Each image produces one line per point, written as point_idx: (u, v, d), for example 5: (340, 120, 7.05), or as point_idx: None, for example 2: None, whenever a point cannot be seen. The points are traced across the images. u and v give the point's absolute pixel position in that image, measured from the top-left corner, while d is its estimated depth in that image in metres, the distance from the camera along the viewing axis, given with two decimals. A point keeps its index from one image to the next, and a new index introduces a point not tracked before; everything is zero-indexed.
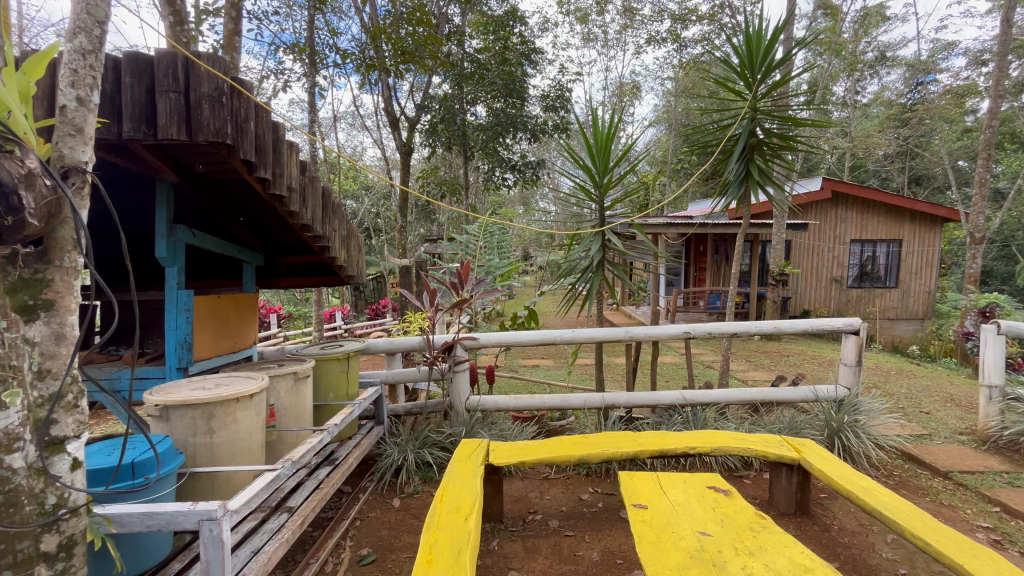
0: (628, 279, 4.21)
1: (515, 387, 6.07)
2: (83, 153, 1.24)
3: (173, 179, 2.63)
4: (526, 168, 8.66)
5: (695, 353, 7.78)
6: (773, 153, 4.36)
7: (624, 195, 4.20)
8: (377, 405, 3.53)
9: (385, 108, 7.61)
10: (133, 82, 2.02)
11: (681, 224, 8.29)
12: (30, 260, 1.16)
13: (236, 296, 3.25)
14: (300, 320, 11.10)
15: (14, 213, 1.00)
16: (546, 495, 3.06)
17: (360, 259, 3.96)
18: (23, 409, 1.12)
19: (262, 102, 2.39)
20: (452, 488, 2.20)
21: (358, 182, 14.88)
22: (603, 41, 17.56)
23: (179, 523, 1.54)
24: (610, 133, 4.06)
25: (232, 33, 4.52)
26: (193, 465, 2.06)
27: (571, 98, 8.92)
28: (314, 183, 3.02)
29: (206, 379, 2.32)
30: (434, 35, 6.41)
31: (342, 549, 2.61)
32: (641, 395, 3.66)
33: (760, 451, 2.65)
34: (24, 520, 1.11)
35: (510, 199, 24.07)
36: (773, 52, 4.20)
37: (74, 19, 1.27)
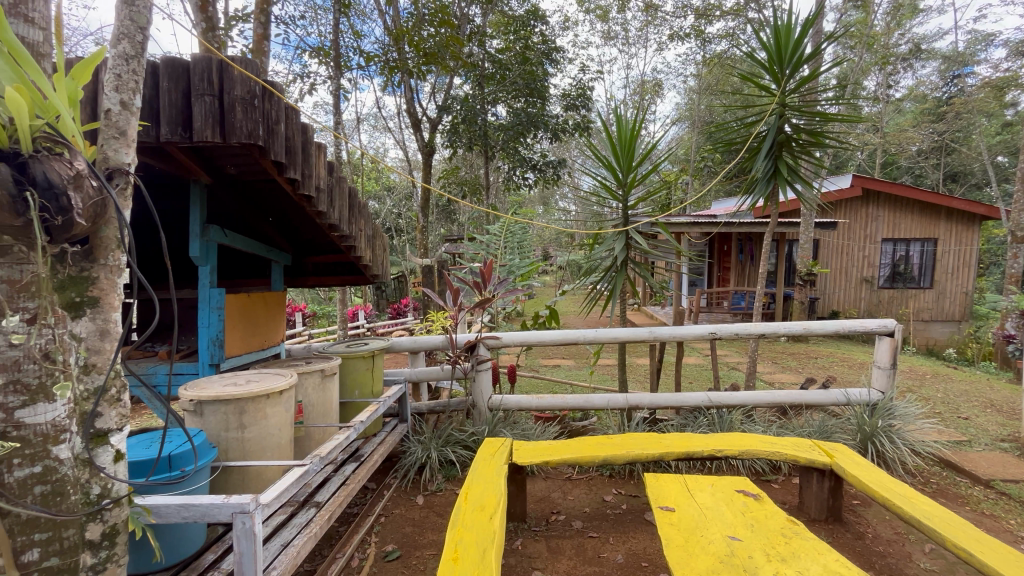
0: (652, 278, 4.16)
1: (536, 387, 6.06)
2: (126, 155, 1.28)
3: (206, 181, 2.71)
4: (546, 167, 8.63)
5: (720, 355, 7.63)
6: (802, 150, 4.24)
7: (648, 194, 4.14)
8: (401, 403, 3.56)
9: (407, 109, 7.69)
10: (170, 87, 2.09)
11: (705, 223, 8.16)
12: (77, 259, 1.19)
13: (265, 295, 3.33)
14: (324, 319, 11.31)
15: (64, 213, 1.04)
16: (569, 496, 3.04)
17: (384, 258, 4.01)
18: (70, 402, 1.16)
19: (292, 104, 2.44)
20: (477, 487, 2.21)
21: (380, 183, 15.08)
22: (625, 39, 17.40)
23: (213, 515, 1.58)
24: (633, 131, 4.00)
25: (261, 37, 4.63)
26: (225, 459, 2.11)
27: (592, 97, 8.85)
28: (341, 183, 3.07)
29: (237, 375, 2.38)
30: (456, 36, 6.45)
31: (367, 544, 2.64)
32: (666, 397, 3.61)
33: (790, 455, 2.58)
34: (70, 509, 1.15)
35: (530, 199, 24.07)
36: (802, 46, 4.09)
37: (118, 26, 1.32)
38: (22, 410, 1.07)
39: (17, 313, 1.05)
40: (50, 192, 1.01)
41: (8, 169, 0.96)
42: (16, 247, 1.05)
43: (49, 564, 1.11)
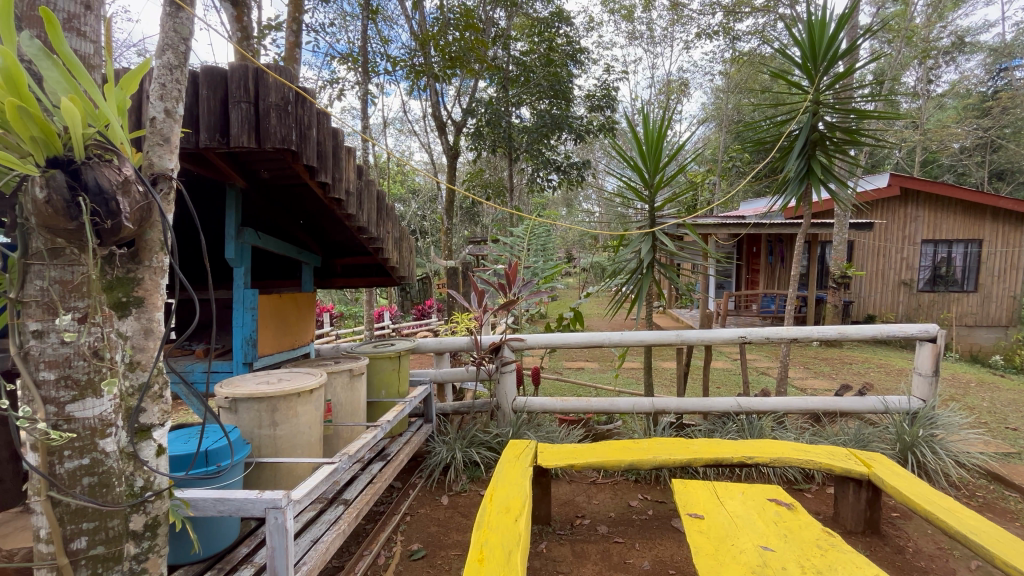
0: (678, 280, 4.09)
1: (560, 389, 6.03)
2: (169, 161, 1.33)
3: (241, 185, 2.80)
4: (571, 169, 8.57)
5: (750, 360, 7.44)
6: (836, 148, 4.10)
7: (675, 195, 4.06)
8: (426, 403, 3.60)
9: (433, 112, 7.78)
10: (209, 95, 2.17)
11: (733, 224, 7.99)
12: (124, 261, 1.25)
13: (296, 296, 3.41)
14: (351, 319, 11.53)
15: (113, 217, 1.08)
16: (594, 500, 3.02)
17: (410, 259, 4.05)
18: (115, 398, 1.22)
19: (324, 109, 2.49)
20: (501, 489, 2.21)
21: (405, 186, 15.32)
22: (650, 38, 17.18)
23: (248, 510, 1.63)
24: (661, 131, 3.94)
25: (293, 45, 4.76)
26: (258, 455, 2.17)
27: (618, 98, 8.76)
28: (370, 187, 3.13)
29: (270, 374, 2.44)
30: (481, 39, 6.49)
31: (393, 543, 2.67)
32: (693, 401, 3.54)
33: (825, 464, 2.50)
34: (115, 500, 1.20)
35: (553, 201, 24.01)
36: (837, 42, 3.97)
37: (163, 37, 1.39)
38: (72, 404, 1.13)
39: (69, 312, 1.11)
40: (101, 197, 1.05)
41: (64, 176, 1.02)
42: (69, 249, 1.10)
43: (95, 553, 1.16)
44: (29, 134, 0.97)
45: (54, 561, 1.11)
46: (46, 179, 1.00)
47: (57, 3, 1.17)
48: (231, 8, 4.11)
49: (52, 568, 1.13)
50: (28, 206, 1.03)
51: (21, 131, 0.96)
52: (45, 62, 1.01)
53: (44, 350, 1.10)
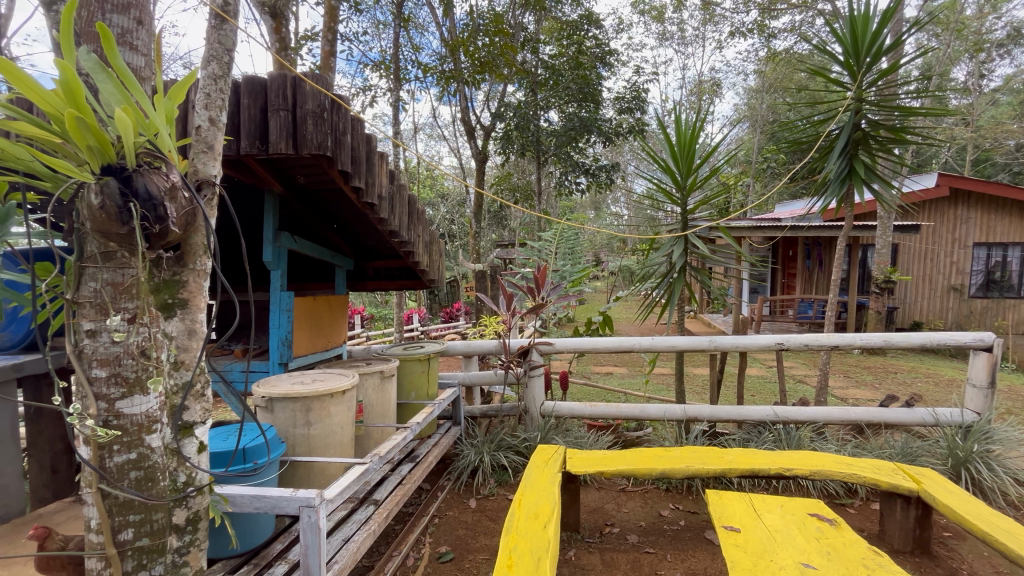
0: (711, 285, 3.99)
1: (588, 394, 5.96)
2: (213, 168, 1.38)
3: (279, 191, 2.88)
4: (600, 172, 8.48)
5: (786, 367, 7.19)
6: (880, 147, 3.91)
7: (708, 198, 3.96)
8: (455, 406, 3.61)
9: (462, 117, 7.87)
10: (250, 104, 2.25)
11: (769, 226, 7.75)
12: (170, 264, 1.30)
13: (329, 298, 3.49)
14: (380, 322, 11.75)
15: (161, 222, 1.13)
16: (624, 508, 2.96)
17: (440, 263, 4.10)
18: (161, 395, 1.26)
19: (357, 116, 2.54)
20: (530, 495, 2.19)
21: (434, 190, 15.54)
22: (681, 39, 16.92)
23: (282, 507, 1.66)
24: (693, 132, 3.86)
25: (328, 54, 4.89)
26: (293, 454, 2.22)
27: (648, 99, 8.63)
28: (402, 191, 3.18)
29: (304, 374, 2.50)
30: (510, 44, 6.53)
31: (422, 544, 2.69)
32: (727, 409, 3.44)
33: (870, 478, 2.38)
34: (160, 494, 1.24)
35: (582, 204, 23.87)
36: (881, 37, 3.80)
37: (209, 49, 1.46)
38: (121, 401, 1.18)
39: (119, 313, 1.16)
40: (150, 203, 1.10)
41: (116, 183, 1.07)
42: (120, 253, 1.15)
43: (141, 544, 1.21)
44: (85, 144, 1.02)
45: (104, 550, 1.17)
46: (100, 186, 1.05)
47: (113, 19, 1.26)
48: (270, 20, 4.27)
49: (102, 557, 1.19)
50: (84, 212, 1.08)
51: (79, 141, 1.01)
52: (101, 75, 1.05)
53: (96, 349, 1.15)
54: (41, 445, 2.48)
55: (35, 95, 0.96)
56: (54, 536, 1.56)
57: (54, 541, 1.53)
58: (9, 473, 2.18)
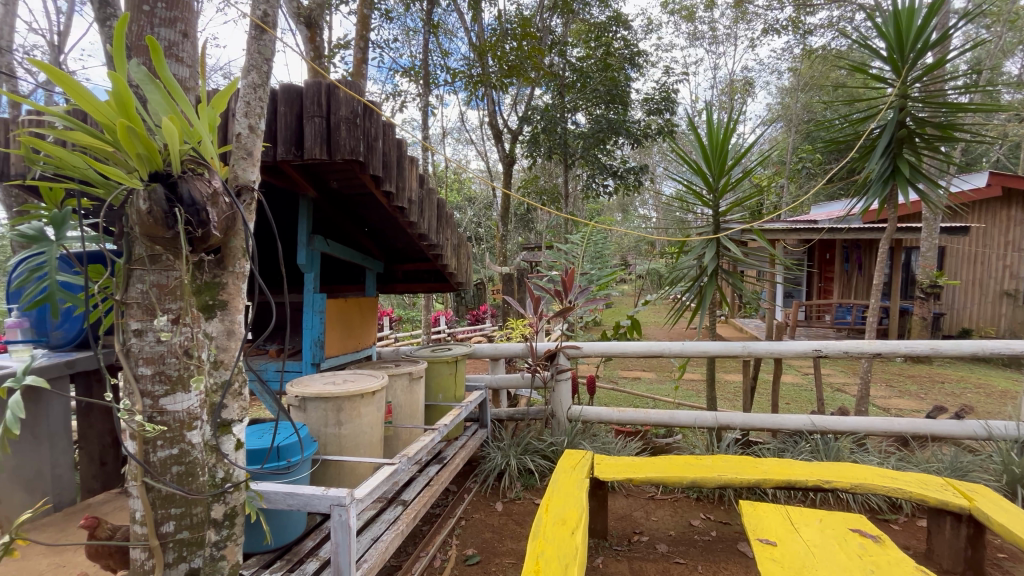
0: (744, 289, 3.88)
1: (616, 399, 5.88)
2: (252, 173, 1.42)
3: (313, 195, 2.96)
4: (628, 174, 8.37)
5: (824, 375, 6.92)
6: (927, 146, 3.73)
7: (741, 199, 3.85)
8: (481, 408, 3.62)
9: (489, 121, 7.92)
10: (286, 111, 2.32)
11: (805, 229, 7.49)
12: (212, 267, 1.34)
13: (360, 300, 3.56)
14: (408, 324, 11.91)
15: (203, 226, 1.17)
16: (652, 516, 2.90)
17: (468, 266, 4.13)
18: (201, 394, 1.31)
19: (389, 121, 2.59)
20: (557, 500, 2.17)
21: (462, 194, 15.67)
22: (712, 38, 16.59)
23: (314, 505, 1.70)
24: (726, 132, 3.76)
25: (360, 61, 5.01)
26: (324, 453, 2.27)
27: (677, 100, 8.48)
28: (431, 195, 3.21)
29: (335, 374, 2.55)
30: (538, 47, 6.54)
31: (448, 546, 2.70)
32: (761, 417, 3.33)
33: (915, 493, 2.26)
34: (199, 488, 1.29)
35: (609, 207, 23.61)
36: (927, 30, 3.62)
37: (249, 60, 1.51)
38: (165, 397, 1.23)
39: (165, 313, 1.21)
40: (193, 208, 1.14)
41: (162, 189, 1.11)
42: (165, 255, 1.20)
43: (181, 537, 1.26)
44: (135, 152, 1.07)
45: (147, 541, 1.22)
46: (148, 193, 1.10)
47: (160, 33, 1.37)
48: (305, 30, 4.40)
49: (145, 548, 1.24)
50: (133, 217, 1.13)
51: (129, 149, 1.06)
52: (149, 86, 1.10)
53: (142, 347, 1.20)
54: (91, 437, 2.61)
55: (90, 107, 1.02)
56: (101, 526, 1.63)
57: (100, 530, 1.60)
58: (61, 463, 2.30)
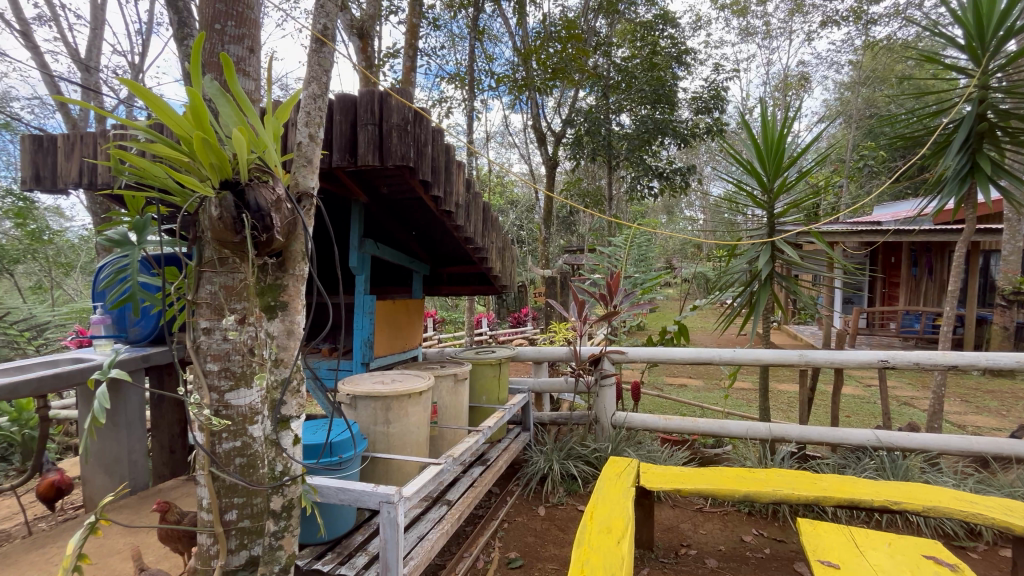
0: (801, 294, 3.69)
1: (661, 406, 5.73)
2: (311, 180, 1.48)
3: (365, 201, 3.06)
4: (675, 175, 8.06)
5: (889, 387, 6.46)
6: (1012, 140, 3.41)
7: (799, 200, 3.65)
8: (525, 411, 3.62)
9: (533, 124, 7.94)
10: (341, 119, 2.41)
11: (868, 231, 7.02)
12: (274, 269, 1.40)
13: (407, 302, 3.65)
14: (451, 325, 12.10)
15: (267, 231, 1.23)
16: (701, 530, 2.80)
17: (512, 268, 4.14)
18: (262, 390, 1.37)
19: (437, 127, 2.64)
20: (602, 507, 2.14)
21: (504, 197, 15.78)
22: (765, 33, 15.92)
23: (364, 501, 1.75)
24: (782, 130, 3.59)
25: (409, 69, 5.15)
26: (373, 450, 2.34)
27: (727, 98, 8.19)
28: (477, 199, 3.25)
29: (384, 374, 2.62)
30: (583, 49, 6.50)
31: (491, 548, 2.71)
32: (819, 431, 3.15)
33: (1000, 521, 2.06)
34: (259, 480, 1.36)
35: (654, 208, 23.05)
36: (1012, 14, 3.31)
37: (310, 73, 1.59)
38: (229, 392, 1.30)
39: (232, 313, 1.28)
40: (258, 214, 1.20)
41: (231, 197, 1.17)
42: (232, 259, 1.27)
43: (243, 525, 1.33)
44: (209, 162, 1.14)
45: (213, 528, 1.29)
46: (218, 200, 1.16)
47: (230, 49, 1.57)
48: (358, 41, 4.57)
49: (212, 534, 1.32)
50: (206, 222, 1.20)
51: (203, 159, 1.12)
52: (220, 99, 1.16)
53: (210, 344, 1.28)
54: (162, 427, 2.81)
55: (168, 120, 1.09)
56: (169, 511, 1.74)
57: (168, 514, 1.71)
58: (137, 450, 2.49)
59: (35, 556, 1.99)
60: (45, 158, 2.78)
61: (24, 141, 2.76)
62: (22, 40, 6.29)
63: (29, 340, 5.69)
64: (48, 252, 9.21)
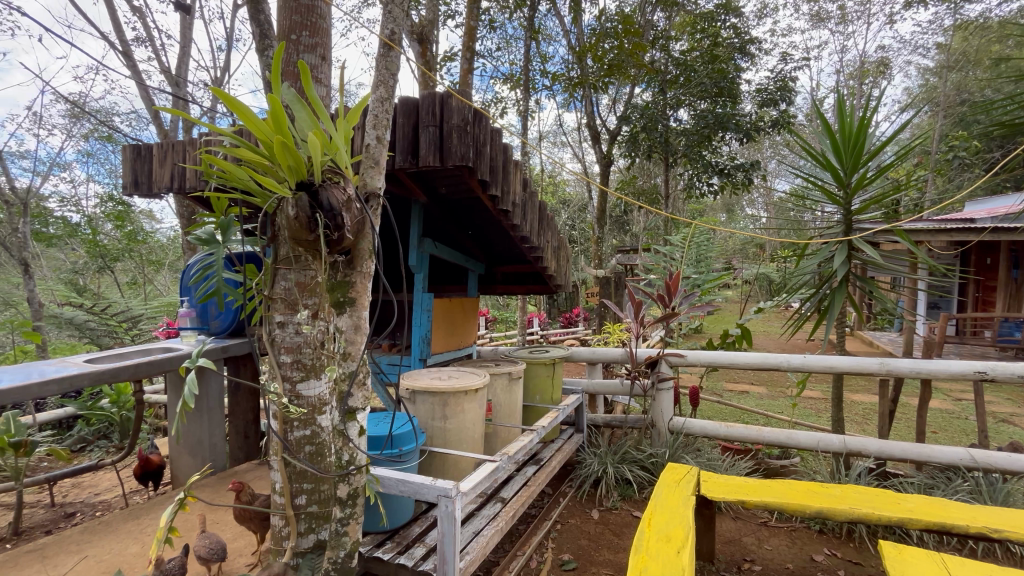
0: (881, 298, 3.40)
1: (721, 413, 5.48)
2: (378, 180, 1.53)
3: (424, 200, 3.13)
4: (736, 171, 7.65)
5: (984, 403, 5.82)
6: None
7: (880, 197, 3.34)
8: (578, 412, 3.58)
9: (587, 122, 7.83)
10: (404, 122, 2.49)
11: (959, 229, 6.36)
12: (343, 266, 1.44)
13: (463, 301, 3.71)
14: (502, 325, 12.21)
15: (338, 230, 1.29)
16: (765, 545, 2.66)
17: (566, 268, 4.12)
18: (329, 382, 1.44)
19: (496, 126, 2.65)
20: (660, 515, 2.07)
21: (557, 196, 15.71)
22: (839, 18, 14.85)
23: (423, 493, 1.79)
24: (862, 121, 3.30)
25: (467, 71, 5.24)
26: (431, 444, 2.39)
27: (796, 88, 7.70)
28: (533, 198, 3.25)
29: (440, 371, 2.67)
30: (640, 43, 6.33)
31: (544, 548, 2.70)
32: (902, 446, 2.89)
33: None
34: (326, 467, 1.42)
35: (712, 207, 22.13)
36: None
37: (378, 76, 1.65)
38: (301, 383, 1.39)
39: (306, 308, 1.37)
40: (331, 213, 1.26)
41: (306, 198, 1.23)
42: (306, 257, 1.33)
43: (311, 509, 1.41)
44: (286, 164, 1.19)
45: (285, 510, 1.38)
46: (295, 200, 1.22)
47: (306, 57, 1.74)
48: (418, 46, 4.71)
49: (284, 515, 1.40)
50: (284, 221, 1.27)
51: (282, 162, 1.18)
52: (298, 106, 1.21)
53: (285, 337, 1.37)
54: (238, 414, 3.02)
55: (251, 125, 1.15)
56: (242, 491, 1.85)
57: (241, 493, 1.83)
58: (217, 434, 2.67)
59: (131, 525, 2.20)
60: (143, 164, 3.06)
61: (125, 150, 3.05)
62: (123, 60, 6.99)
63: (125, 331, 6.28)
64: (142, 251, 10.17)
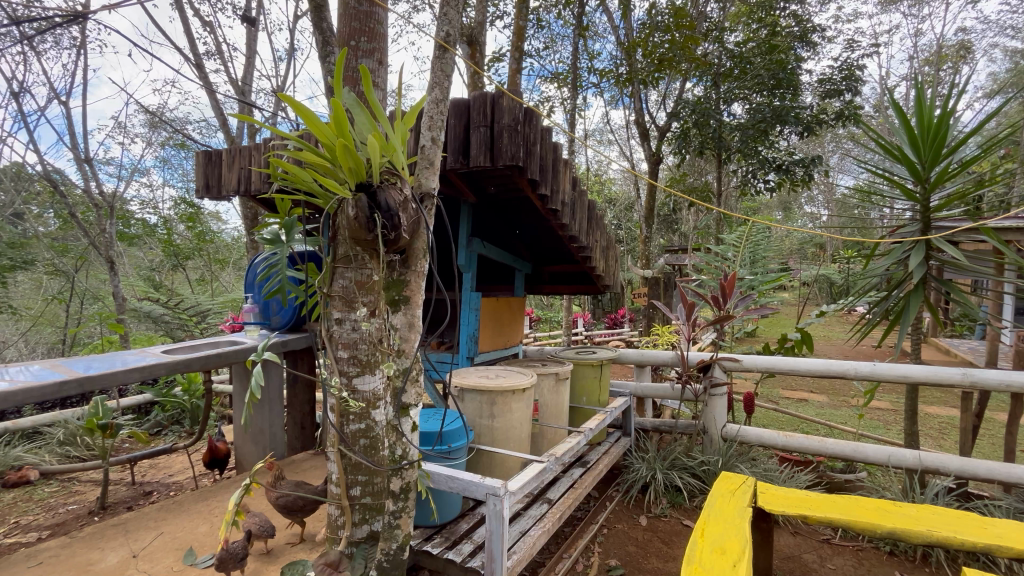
0: (963, 304, 3.12)
1: (778, 421, 5.21)
2: (432, 181, 1.55)
3: (473, 201, 3.15)
4: (795, 167, 7.14)
5: None
6: None
7: (963, 193, 3.06)
8: (626, 415, 3.52)
9: (635, 119, 7.65)
10: (456, 123, 2.53)
11: None
12: (399, 266, 1.46)
13: (510, 301, 3.72)
14: (547, 325, 12.16)
15: (395, 230, 1.31)
16: (829, 564, 2.50)
17: (615, 268, 4.04)
18: (384, 378, 1.48)
19: (546, 124, 2.63)
20: (715, 525, 1.99)
21: (603, 195, 15.48)
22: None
23: (472, 491, 1.80)
24: (942, 110, 3.04)
25: (515, 71, 5.25)
26: (479, 442, 2.41)
27: (864, 77, 7.19)
28: (582, 197, 3.22)
29: (487, 369, 2.69)
30: (693, 36, 6.10)
31: (591, 552, 2.66)
32: (988, 466, 2.64)
33: None
34: (380, 461, 1.47)
35: (768, 205, 21.05)
36: None
37: (432, 79, 1.68)
38: (356, 377, 1.44)
39: (363, 305, 1.42)
40: (388, 213, 1.28)
41: (365, 198, 1.26)
42: (364, 257, 1.37)
43: (365, 501, 1.45)
44: (347, 166, 1.23)
45: (341, 500, 1.44)
46: (354, 200, 1.26)
47: (364, 62, 1.80)
48: (468, 48, 4.77)
49: (341, 504, 1.46)
50: (344, 221, 1.31)
51: (343, 164, 1.22)
52: (358, 109, 1.25)
53: (342, 333, 1.43)
54: (296, 406, 3.17)
55: (315, 129, 1.20)
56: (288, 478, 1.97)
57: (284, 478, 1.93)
58: (276, 424, 2.81)
59: (201, 506, 2.35)
60: (213, 169, 3.27)
61: (198, 156, 3.26)
62: (195, 72, 7.49)
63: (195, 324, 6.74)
64: (209, 250, 10.86)
